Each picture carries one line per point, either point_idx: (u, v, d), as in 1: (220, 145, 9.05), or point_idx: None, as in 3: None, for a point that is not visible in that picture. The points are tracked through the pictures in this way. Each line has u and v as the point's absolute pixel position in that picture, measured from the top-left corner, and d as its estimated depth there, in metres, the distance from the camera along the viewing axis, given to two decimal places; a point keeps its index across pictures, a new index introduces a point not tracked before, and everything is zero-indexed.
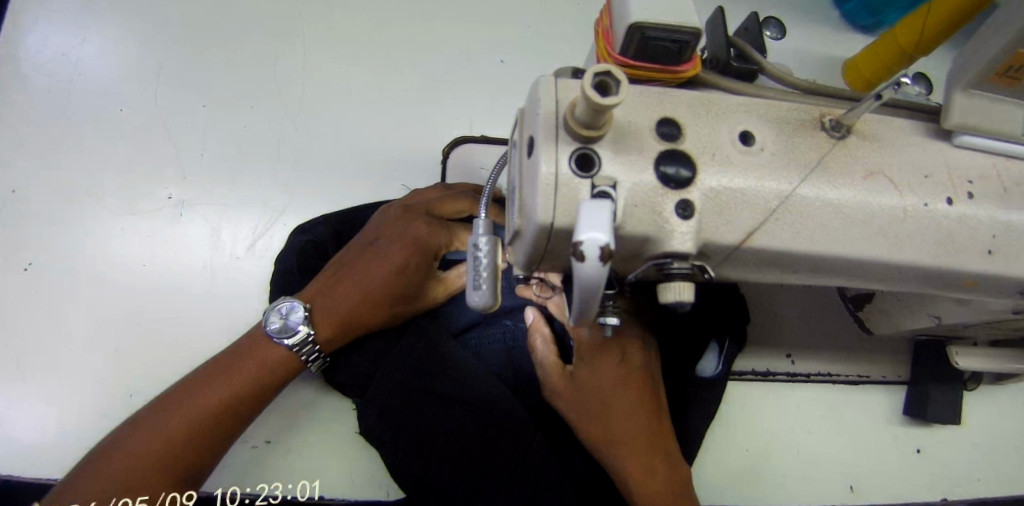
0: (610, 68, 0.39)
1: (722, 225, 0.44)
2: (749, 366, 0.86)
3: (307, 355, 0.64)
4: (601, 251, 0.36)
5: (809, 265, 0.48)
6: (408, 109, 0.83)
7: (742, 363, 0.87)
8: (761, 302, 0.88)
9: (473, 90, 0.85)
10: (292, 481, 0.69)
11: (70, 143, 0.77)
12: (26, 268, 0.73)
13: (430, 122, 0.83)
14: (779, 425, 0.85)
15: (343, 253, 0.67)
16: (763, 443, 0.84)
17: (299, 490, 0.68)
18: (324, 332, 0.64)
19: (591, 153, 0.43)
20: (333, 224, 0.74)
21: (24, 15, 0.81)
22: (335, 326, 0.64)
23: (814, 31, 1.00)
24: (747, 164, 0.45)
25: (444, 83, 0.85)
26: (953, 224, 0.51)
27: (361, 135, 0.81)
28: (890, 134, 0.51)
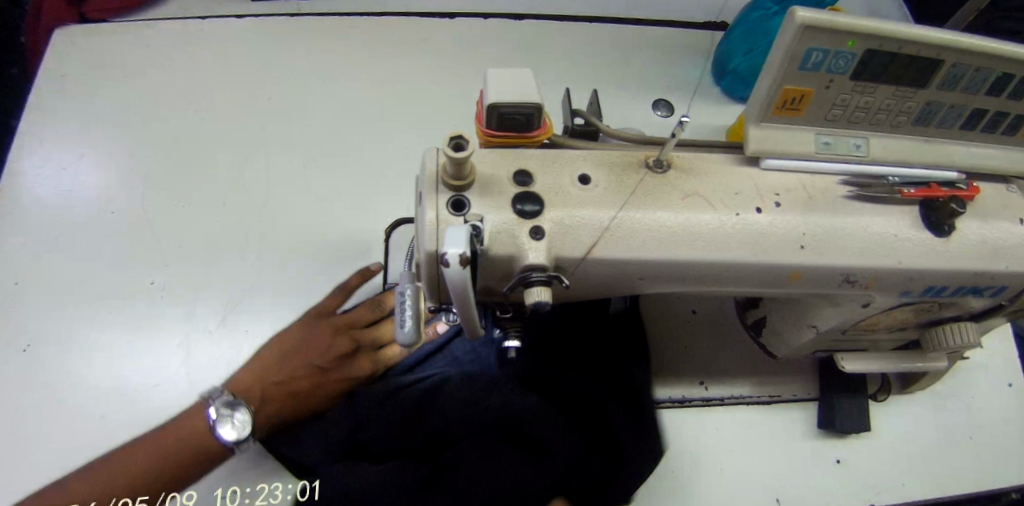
0: (461, 133, 0.54)
1: (569, 243, 0.57)
2: (663, 394, 0.96)
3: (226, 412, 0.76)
4: (460, 258, 0.50)
5: (650, 273, 0.62)
6: (356, 196, 0.99)
7: (658, 393, 0.97)
8: (662, 336, 1.01)
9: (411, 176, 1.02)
10: (291, 482, 0.80)
11: (65, 243, 0.91)
12: (23, 350, 0.84)
13: (375, 205, 0.99)
14: (702, 443, 0.94)
15: (286, 337, 0.84)
16: (687, 461, 0.93)
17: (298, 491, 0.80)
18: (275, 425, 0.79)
19: (463, 198, 0.57)
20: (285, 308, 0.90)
21: (31, 143, 0.98)
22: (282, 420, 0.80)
23: (702, 100, 1.19)
24: (584, 197, 0.59)
25: (386, 173, 1.02)
26: (767, 228, 0.65)
27: (316, 220, 0.97)
28: (707, 166, 0.66)
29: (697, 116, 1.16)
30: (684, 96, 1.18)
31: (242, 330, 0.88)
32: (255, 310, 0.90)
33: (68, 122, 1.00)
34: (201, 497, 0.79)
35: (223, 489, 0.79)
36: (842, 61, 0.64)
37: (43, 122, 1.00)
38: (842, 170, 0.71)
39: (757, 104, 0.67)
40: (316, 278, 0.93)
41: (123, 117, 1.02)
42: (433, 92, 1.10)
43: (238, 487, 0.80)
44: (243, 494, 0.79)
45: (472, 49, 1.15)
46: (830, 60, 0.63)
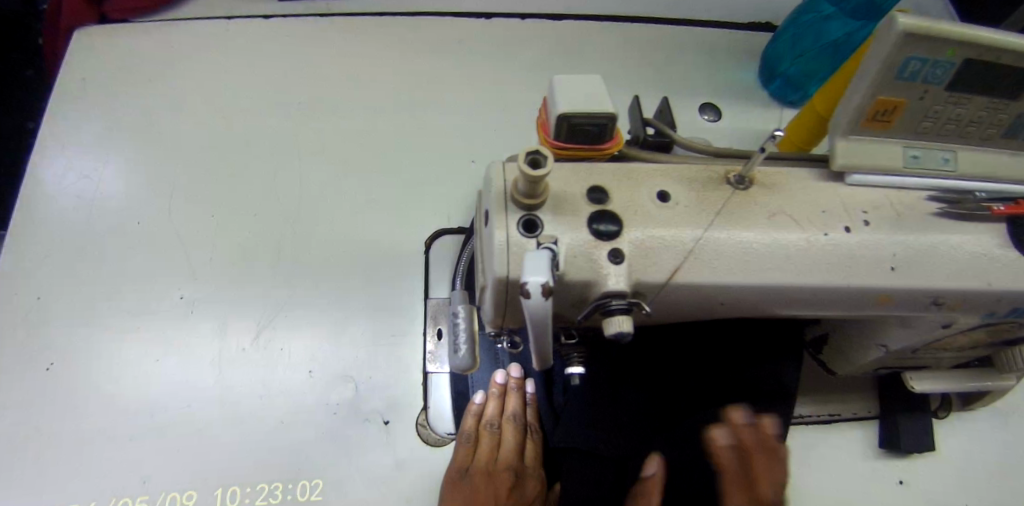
0: (538, 148, 0.49)
1: (650, 267, 0.53)
2: None
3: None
4: (542, 288, 0.45)
5: (733, 297, 0.57)
6: (392, 205, 0.95)
7: None
8: None
9: (449, 185, 0.97)
10: (292, 483, 0.77)
11: (90, 255, 0.87)
12: (47, 369, 0.80)
13: (412, 215, 0.94)
14: None
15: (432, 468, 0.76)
16: None
17: (299, 492, 0.77)
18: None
19: (535, 218, 0.52)
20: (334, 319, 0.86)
21: (55, 149, 0.94)
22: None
23: (749, 103, 1.13)
24: (665, 216, 0.55)
25: (423, 181, 0.97)
26: (854, 249, 0.60)
27: (351, 231, 0.92)
28: (788, 181, 0.61)
29: (744, 121, 1.11)
30: (732, 99, 1.13)
31: (278, 348, 0.84)
32: (289, 326, 0.85)
33: (93, 127, 0.96)
34: (200, 496, 0.75)
35: (223, 490, 0.76)
36: (939, 71, 0.58)
37: (67, 127, 0.96)
38: (931, 186, 0.66)
39: (846, 115, 0.62)
40: (353, 292, 0.88)
41: (149, 122, 0.97)
42: (470, 95, 1.05)
43: (239, 486, 0.76)
44: (243, 493, 0.76)
45: (510, 51, 1.10)
46: (928, 70, 0.58)
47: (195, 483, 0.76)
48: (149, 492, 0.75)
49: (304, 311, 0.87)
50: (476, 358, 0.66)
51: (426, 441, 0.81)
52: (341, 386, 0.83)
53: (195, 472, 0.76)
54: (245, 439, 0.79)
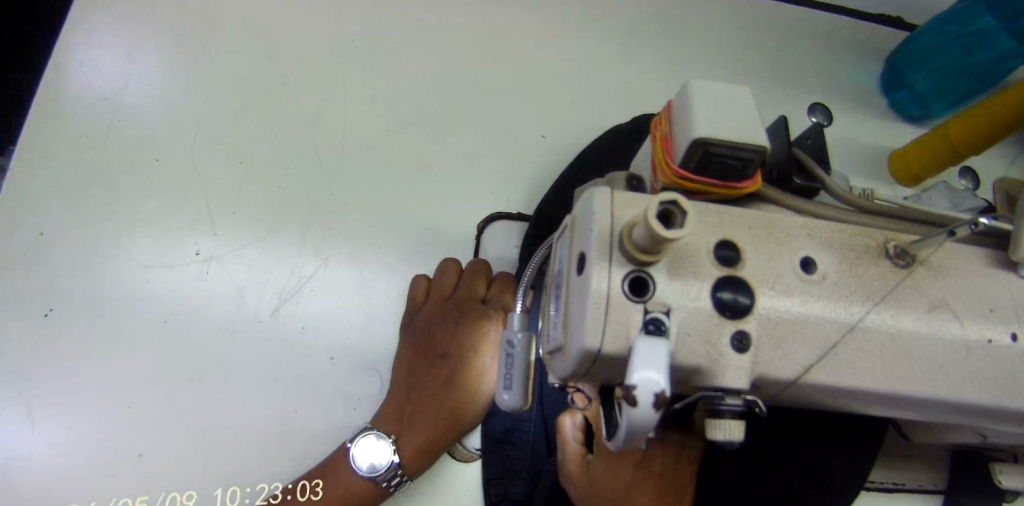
0: (676, 198, 0.36)
1: (779, 359, 0.42)
2: None
3: (389, 482, 0.69)
4: (656, 399, 0.35)
5: (864, 399, 0.46)
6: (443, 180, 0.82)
7: None
8: None
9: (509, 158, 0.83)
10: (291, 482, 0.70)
11: (102, 190, 0.77)
12: (45, 315, 0.72)
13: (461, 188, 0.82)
14: None
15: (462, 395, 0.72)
16: None
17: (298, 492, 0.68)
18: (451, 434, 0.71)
19: (645, 276, 0.40)
20: (362, 300, 0.77)
21: (71, 55, 0.82)
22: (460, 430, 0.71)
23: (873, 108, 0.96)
24: (807, 293, 0.43)
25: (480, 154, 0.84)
26: (1019, 364, 0.47)
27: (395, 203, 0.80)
28: (955, 262, 0.48)
29: (857, 136, 0.92)
30: (856, 99, 0.95)
31: (298, 326, 0.75)
32: (311, 304, 0.76)
33: (116, 37, 0.83)
34: (201, 497, 0.69)
35: (223, 489, 0.69)
36: None
37: (86, 30, 0.83)
38: None
39: None
40: (389, 272, 0.78)
41: (180, 40, 0.84)
42: (549, 56, 0.90)
43: (238, 486, 0.70)
44: (242, 492, 0.70)
45: (603, 8, 0.94)
46: None
47: (193, 464, 0.70)
48: (145, 467, 0.70)
49: (331, 285, 0.77)
50: (528, 397, 0.55)
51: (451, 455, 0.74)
52: (360, 377, 0.75)
53: (195, 452, 0.70)
54: (252, 423, 0.72)
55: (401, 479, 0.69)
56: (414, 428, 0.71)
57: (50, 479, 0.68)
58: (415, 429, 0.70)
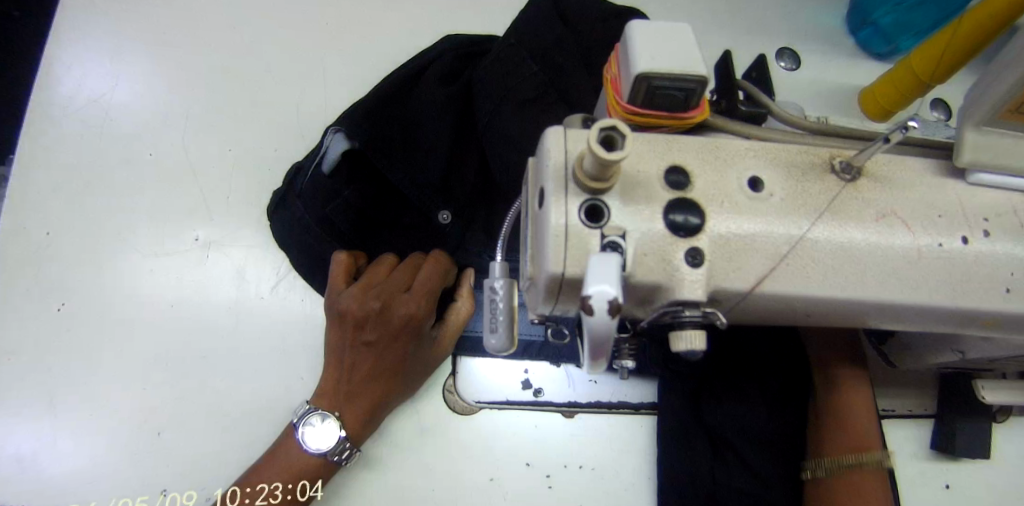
0: (616, 123, 0.39)
1: (733, 272, 0.45)
2: None
3: (340, 457, 0.67)
4: (610, 305, 0.37)
5: (822, 309, 0.48)
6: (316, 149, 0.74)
7: None
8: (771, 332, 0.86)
9: (326, 151, 0.71)
10: None
11: (100, 188, 0.81)
12: (59, 308, 0.77)
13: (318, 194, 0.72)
14: None
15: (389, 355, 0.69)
16: None
17: None
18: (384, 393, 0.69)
19: (600, 204, 0.43)
20: None
21: (59, 62, 0.85)
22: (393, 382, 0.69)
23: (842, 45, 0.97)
24: (756, 210, 0.46)
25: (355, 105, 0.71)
26: (969, 264, 0.50)
27: (292, 220, 0.75)
28: (904, 174, 0.51)
29: (826, 75, 0.94)
30: (822, 40, 0.97)
31: (297, 301, 0.80)
32: None
33: (100, 41, 0.87)
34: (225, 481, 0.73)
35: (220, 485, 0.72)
36: None
37: (71, 38, 0.87)
38: None
39: (987, 100, 0.50)
40: None
41: (161, 37, 0.88)
42: None
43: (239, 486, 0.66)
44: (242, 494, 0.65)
45: None
46: None
47: (209, 435, 0.74)
48: (162, 444, 0.74)
49: None
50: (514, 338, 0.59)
51: (450, 407, 0.76)
52: None
53: (209, 426, 0.75)
54: (261, 394, 0.76)
55: (351, 451, 0.68)
56: (354, 393, 0.68)
57: (76, 458, 0.73)
58: (351, 404, 0.68)
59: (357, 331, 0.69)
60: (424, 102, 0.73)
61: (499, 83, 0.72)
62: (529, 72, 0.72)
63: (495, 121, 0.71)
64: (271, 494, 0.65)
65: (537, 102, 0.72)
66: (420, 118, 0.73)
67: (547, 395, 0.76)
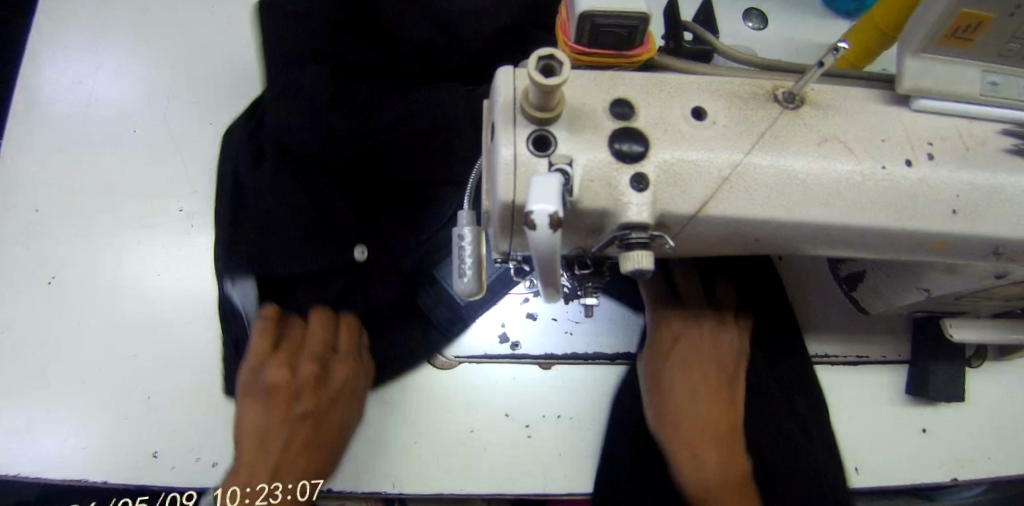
0: (552, 51, 0.41)
1: (678, 196, 0.47)
2: None
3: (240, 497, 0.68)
4: (550, 219, 0.39)
5: (770, 234, 0.50)
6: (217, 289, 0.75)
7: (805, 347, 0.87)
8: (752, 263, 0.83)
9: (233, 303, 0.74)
10: None
11: (86, 165, 0.83)
12: (50, 281, 0.79)
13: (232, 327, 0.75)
14: None
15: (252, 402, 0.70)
16: None
17: None
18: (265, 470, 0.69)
19: (547, 134, 0.45)
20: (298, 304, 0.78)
21: (42, 44, 0.88)
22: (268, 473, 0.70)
23: (809, 2, 0.98)
24: (699, 137, 0.48)
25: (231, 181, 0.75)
26: (914, 186, 0.51)
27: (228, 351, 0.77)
28: (847, 103, 0.53)
29: (794, 32, 0.96)
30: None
31: None
32: None
33: (81, 24, 0.89)
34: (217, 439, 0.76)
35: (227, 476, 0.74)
36: None
37: (52, 21, 0.89)
38: (997, 117, 0.55)
39: (919, 26, 0.51)
40: None
41: (142, 18, 0.90)
42: None
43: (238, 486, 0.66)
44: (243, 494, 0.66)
45: None
46: None
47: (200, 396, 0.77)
48: (153, 407, 0.76)
49: None
50: (483, 283, 0.60)
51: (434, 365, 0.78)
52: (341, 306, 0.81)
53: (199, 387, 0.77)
54: None
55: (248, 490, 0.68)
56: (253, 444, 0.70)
57: (69, 425, 0.75)
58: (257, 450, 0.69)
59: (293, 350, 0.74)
60: (263, 191, 0.72)
61: (304, 94, 0.71)
62: (319, 46, 0.74)
63: (338, 105, 0.72)
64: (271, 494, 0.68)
65: (340, 78, 0.73)
66: (273, 212, 0.72)
67: (524, 349, 0.78)
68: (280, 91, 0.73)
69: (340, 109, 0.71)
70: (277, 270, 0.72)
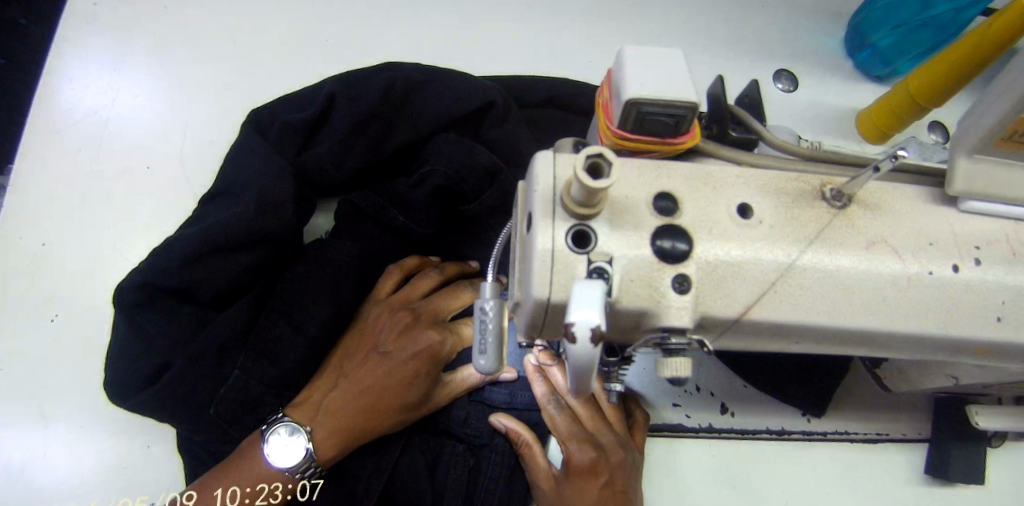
0: (602, 151, 0.39)
1: (720, 299, 0.44)
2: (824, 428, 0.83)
3: (302, 473, 0.67)
4: (592, 333, 0.37)
5: (811, 337, 0.48)
6: (202, 260, 0.66)
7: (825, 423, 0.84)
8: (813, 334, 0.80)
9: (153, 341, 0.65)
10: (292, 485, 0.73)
11: (96, 199, 0.81)
12: (52, 319, 0.77)
13: (200, 313, 0.67)
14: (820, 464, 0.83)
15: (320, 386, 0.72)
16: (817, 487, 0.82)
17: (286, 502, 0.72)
18: (325, 451, 0.68)
19: (587, 229, 0.43)
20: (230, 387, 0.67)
21: (60, 72, 0.86)
22: (335, 445, 0.68)
23: (839, 65, 0.97)
24: (744, 237, 0.46)
25: (253, 188, 0.68)
26: (961, 292, 0.49)
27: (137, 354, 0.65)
28: (895, 202, 0.51)
29: (823, 96, 0.94)
30: (819, 61, 0.97)
31: None
32: None
33: (100, 53, 0.87)
34: None
35: None
36: None
37: (71, 48, 0.87)
38: None
39: (975, 129, 0.50)
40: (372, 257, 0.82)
41: (163, 50, 0.88)
42: (517, 42, 0.94)
43: (239, 485, 0.66)
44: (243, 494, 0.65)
45: None
46: None
47: None
48: (152, 457, 0.74)
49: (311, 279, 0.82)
50: (504, 360, 0.58)
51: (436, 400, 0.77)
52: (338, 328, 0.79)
53: None
54: None
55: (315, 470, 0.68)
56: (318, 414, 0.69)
57: (61, 473, 0.72)
58: (331, 417, 0.69)
59: (355, 352, 0.74)
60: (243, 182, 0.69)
61: (339, 118, 0.73)
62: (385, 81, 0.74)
63: (335, 140, 0.72)
64: (271, 493, 0.66)
65: (375, 121, 0.74)
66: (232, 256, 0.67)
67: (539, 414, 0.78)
68: (338, 100, 0.73)
69: (337, 132, 0.72)
70: (217, 276, 0.66)
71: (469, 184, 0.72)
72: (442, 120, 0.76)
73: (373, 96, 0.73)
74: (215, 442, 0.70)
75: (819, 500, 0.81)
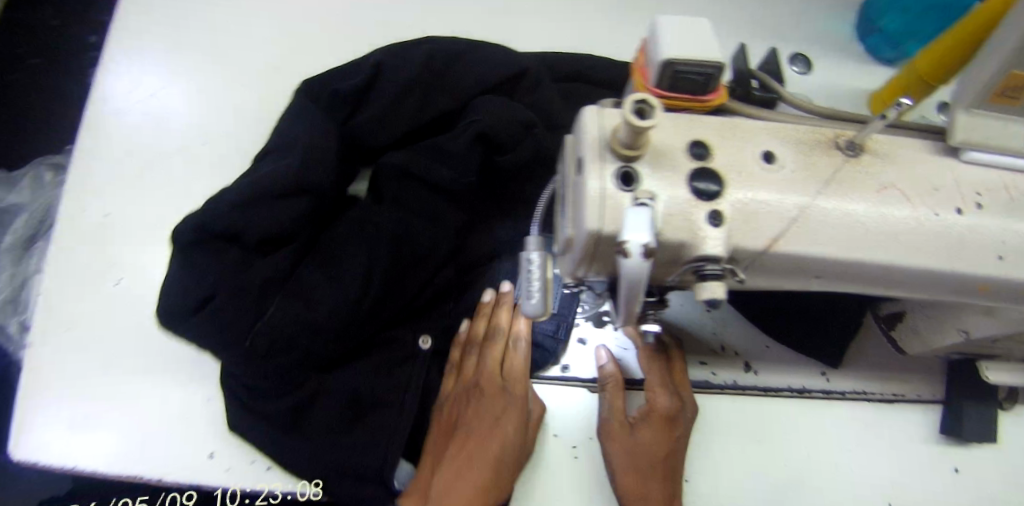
0: (645, 96, 0.45)
1: (749, 233, 0.50)
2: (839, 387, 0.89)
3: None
4: (644, 249, 0.43)
5: (829, 271, 0.54)
6: (257, 204, 0.71)
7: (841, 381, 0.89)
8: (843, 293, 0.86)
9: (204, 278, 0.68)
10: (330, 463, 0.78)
11: (159, 175, 0.88)
12: (119, 283, 0.83)
13: (248, 257, 0.71)
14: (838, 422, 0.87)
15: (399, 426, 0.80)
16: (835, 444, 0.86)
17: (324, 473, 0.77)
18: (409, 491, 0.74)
19: (632, 170, 0.49)
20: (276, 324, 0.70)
21: (124, 60, 0.93)
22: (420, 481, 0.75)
23: (850, 50, 1.03)
24: (769, 179, 0.52)
25: (303, 143, 0.74)
26: (966, 232, 0.55)
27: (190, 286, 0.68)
28: (903, 153, 0.57)
29: (835, 79, 1.00)
30: (831, 46, 1.03)
31: None
32: None
33: (160, 42, 0.95)
34: None
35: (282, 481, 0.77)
36: None
37: (135, 38, 0.94)
38: None
39: (974, 85, 0.56)
40: None
41: (218, 40, 0.96)
42: (546, 30, 1.00)
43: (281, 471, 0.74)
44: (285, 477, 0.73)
45: None
46: None
47: None
48: (213, 410, 0.80)
49: None
50: (549, 305, 0.63)
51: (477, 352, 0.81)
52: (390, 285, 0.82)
53: None
54: None
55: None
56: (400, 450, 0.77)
57: (130, 424, 0.78)
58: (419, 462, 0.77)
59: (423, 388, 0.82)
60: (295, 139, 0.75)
61: (383, 89, 0.79)
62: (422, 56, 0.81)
63: (381, 104, 0.79)
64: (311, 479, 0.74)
65: (416, 89, 0.80)
66: (283, 204, 0.72)
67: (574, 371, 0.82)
68: (383, 72, 0.80)
69: (382, 99, 0.79)
70: (270, 220, 0.71)
71: (505, 134, 0.79)
72: (478, 87, 0.82)
73: (411, 68, 0.79)
74: (261, 390, 0.72)
75: (837, 455, 0.86)
